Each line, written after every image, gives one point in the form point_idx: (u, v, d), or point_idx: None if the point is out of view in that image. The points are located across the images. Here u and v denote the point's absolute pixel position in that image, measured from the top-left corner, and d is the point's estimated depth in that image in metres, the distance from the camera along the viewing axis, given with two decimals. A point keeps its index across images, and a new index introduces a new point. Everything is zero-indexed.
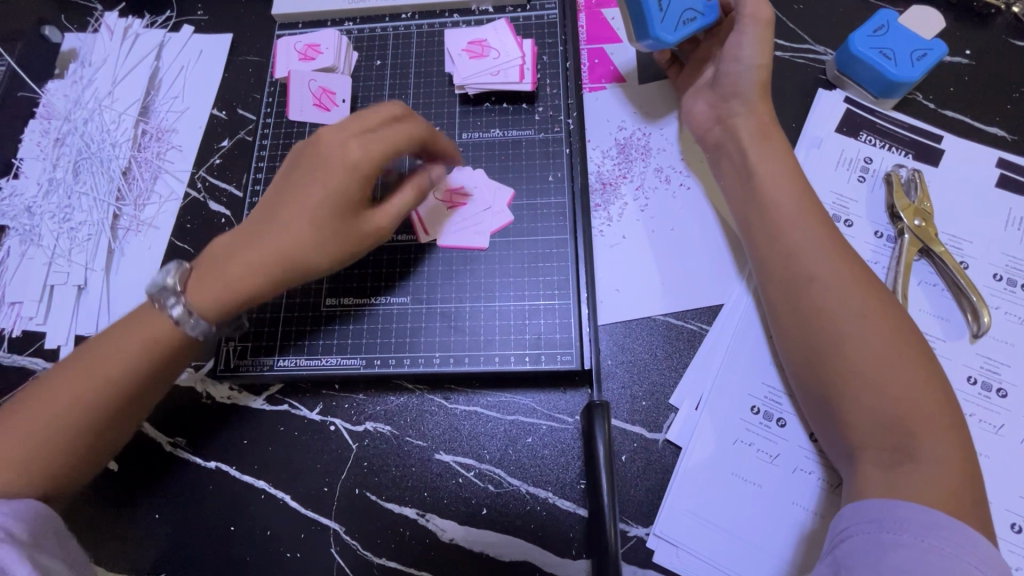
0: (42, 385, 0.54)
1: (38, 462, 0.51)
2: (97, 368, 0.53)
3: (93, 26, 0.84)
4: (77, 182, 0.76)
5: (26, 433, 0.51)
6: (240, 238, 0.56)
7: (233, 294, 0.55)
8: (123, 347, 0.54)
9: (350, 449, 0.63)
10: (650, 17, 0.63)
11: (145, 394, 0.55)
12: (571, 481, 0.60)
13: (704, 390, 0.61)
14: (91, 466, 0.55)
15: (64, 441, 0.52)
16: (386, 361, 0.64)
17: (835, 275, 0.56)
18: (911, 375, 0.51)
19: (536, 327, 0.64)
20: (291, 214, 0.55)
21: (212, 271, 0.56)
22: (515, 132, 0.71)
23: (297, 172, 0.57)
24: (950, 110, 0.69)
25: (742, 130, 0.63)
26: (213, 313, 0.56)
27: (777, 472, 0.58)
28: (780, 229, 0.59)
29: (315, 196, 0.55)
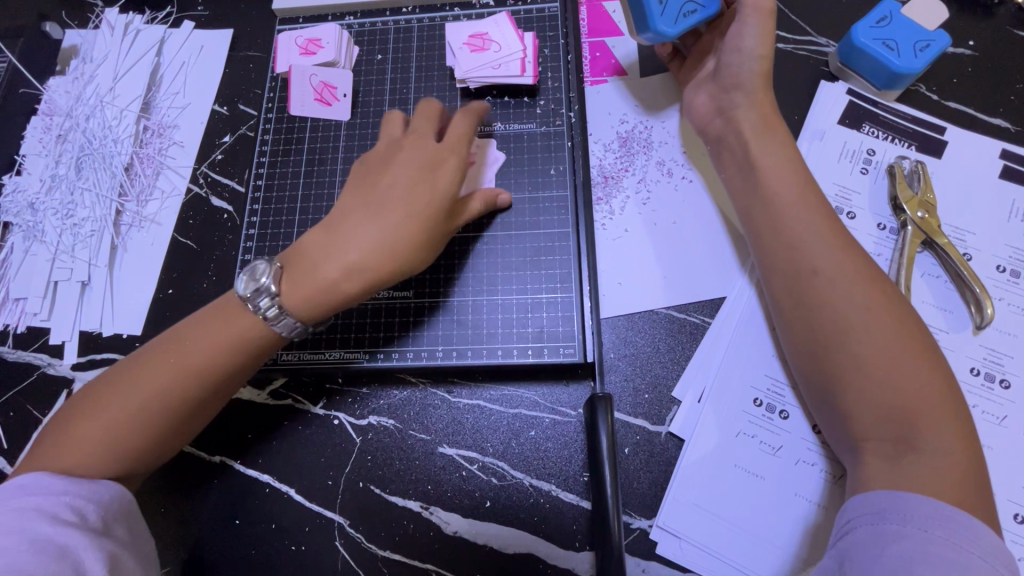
0: (128, 372, 0.54)
1: (124, 447, 0.52)
2: (181, 359, 0.54)
3: (94, 23, 0.85)
4: (79, 178, 0.76)
5: (117, 418, 0.52)
6: (327, 240, 0.57)
7: (330, 294, 0.56)
8: (214, 339, 0.55)
9: (354, 443, 0.63)
10: (650, 11, 0.63)
11: (231, 385, 0.57)
12: (575, 473, 0.60)
13: (707, 382, 0.61)
14: (173, 451, 0.56)
15: (147, 427, 0.53)
16: (389, 355, 0.65)
17: (842, 270, 0.55)
18: (919, 369, 0.51)
19: (539, 321, 0.64)
20: (380, 214, 0.57)
21: (305, 274, 0.56)
22: (517, 126, 0.71)
23: (377, 179, 0.59)
24: (952, 101, 0.69)
25: (744, 122, 0.63)
26: (310, 313, 0.56)
27: (780, 464, 0.58)
28: (785, 224, 0.58)
29: (411, 199, 0.57)
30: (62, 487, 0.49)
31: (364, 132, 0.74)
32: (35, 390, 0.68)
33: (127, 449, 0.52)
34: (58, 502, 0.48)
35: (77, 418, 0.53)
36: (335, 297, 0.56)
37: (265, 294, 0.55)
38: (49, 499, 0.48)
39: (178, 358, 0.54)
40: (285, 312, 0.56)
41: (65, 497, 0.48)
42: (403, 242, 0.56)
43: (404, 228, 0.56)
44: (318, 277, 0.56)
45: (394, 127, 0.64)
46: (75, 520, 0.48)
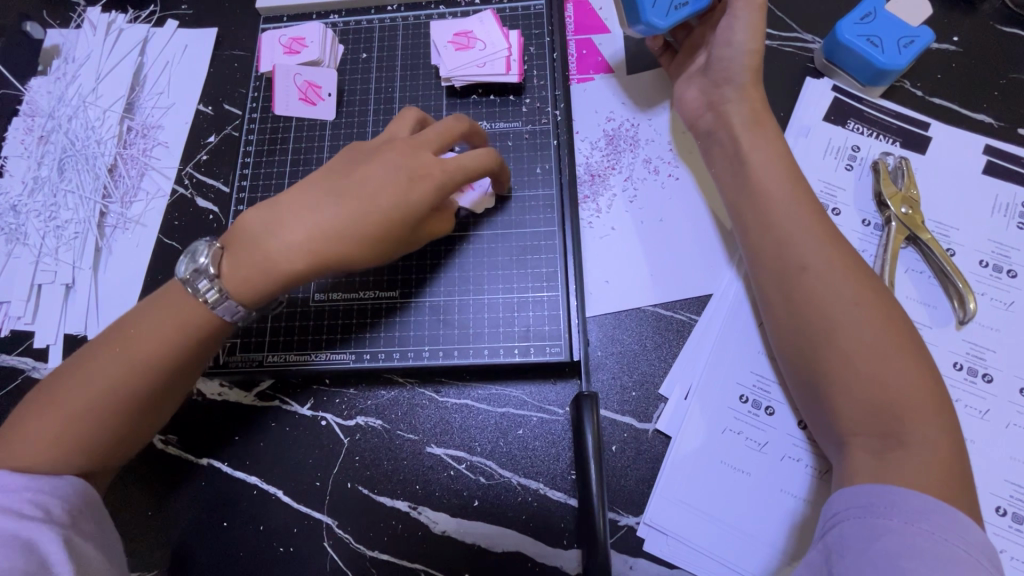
0: (71, 371, 0.53)
1: (79, 447, 0.52)
2: (130, 353, 0.53)
3: (76, 22, 0.84)
4: (62, 180, 0.75)
5: (69, 417, 0.51)
6: (277, 221, 0.53)
7: (266, 278, 0.53)
8: (158, 330, 0.54)
9: (342, 444, 0.63)
10: (641, 3, 0.63)
11: (182, 375, 0.56)
12: (562, 472, 0.60)
13: (694, 379, 0.61)
14: (132, 446, 0.55)
15: (101, 424, 0.52)
16: (375, 356, 0.64)
17: (830, 267, 0.55)
18: (906, 366, 0.51)
19: (524, 321, 0.64)
20: (337, 202, 0.53)
21: (251, 252, 0.53)
22: (503, 124, 0.70)
23: (352, 169, 0.56)
24: (937, 97, 0.69)
25: (734, 116, 0.63)
26: (249, 296, 0.54)
27: (766, 460, 0.58)
28: (774, 221, 0.59)
29: (377, 198, 0.53)
30: (22, 483, 0.48)
31: (348, 133, 0.73)
32: (19, 393, 0.68)
33: (76, 449, 0.51)
34: (21, 499, 0.48)
35: (26, 419, 0.52)
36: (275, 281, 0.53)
37: (206, 282, 0.53)
38: (10, 495, 0.48)
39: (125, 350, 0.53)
40: (224, 296, 0.54)
41: (27, 493, 0.48)
42: (358, 243, 0.53)
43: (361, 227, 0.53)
44: (261, 260, 0.53)
45: (404, 126, 0.60)
46: (40, 515, 0.48)
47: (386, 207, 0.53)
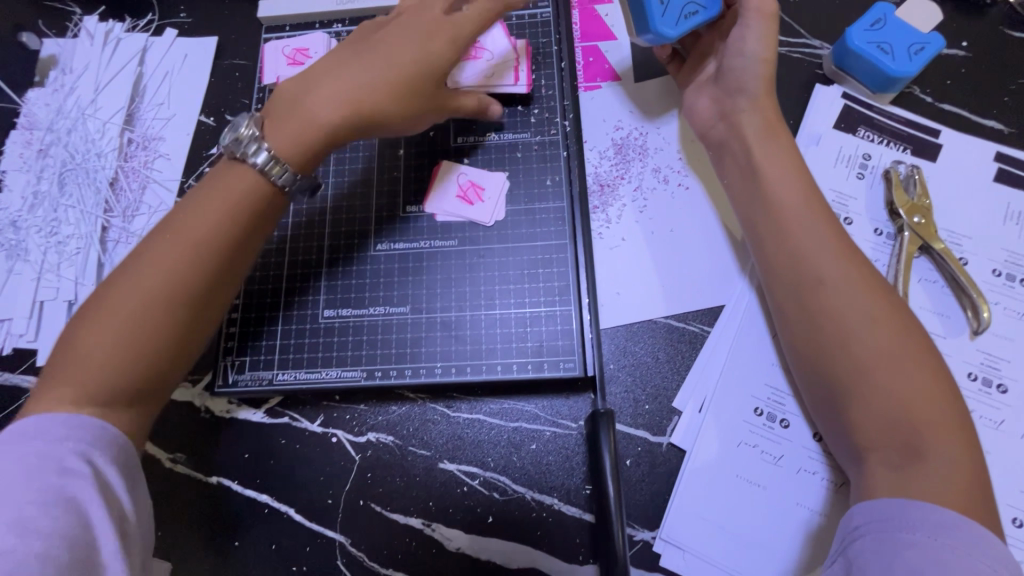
0: (122, 273, 0.53)
1: (137, 345, 0.51)
2: (181, 241, 0.54)
3: (72, 31, 0.82)
4: (62, 195, 0.74)
5: (96, 356, 0.51)
6: (314, 96, 0.58)
7: (313, 126, 0.57)
8: (195, 228, 0.54)
9: (354, 460, 0.62)
10: (651, 13, 0.62)
11: (232, 263, 0.55)
12: (576, 487, 0.60)
13: (708, 393, 0.61)
14: (189, 350, 0.55)
15: (158, 319, 0.52)
16: (387, 373, 0.62)
17: (846, 277, 0.55)
18: (922, 376, 0.51)
19: (538, 335, 0.62)
20: (364, 76, 0.58)
21: (292, 116, 0.58)
22: (511, 136, 0.68)
23: (370, 33, 0.62)
24: (947, 103, 0.69)
25: (747, 126, 0.63)
26: (294, 156, 0.57)
27: (781, 473, 0.58)
28: (787, 231, 0.58)
29: (403, 46, 0.60)
30: (64, 432, 0.48)
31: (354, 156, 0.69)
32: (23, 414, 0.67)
33: (135, 347, 0.51)
34: None
35: (84, 325, 0.52)
36: (318, 133, 0.58)
37: (256, 144, 0.56)
38: (52, 446, 0.47)
39: (136, 282, 0.52)
40: (274, 155, 0.56)
41: (71, 444, 0.47)
42: (391, 76, 0.59)
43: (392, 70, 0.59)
44: (308, 119, 0.57)
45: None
46: None
47: (411, 44, 0.60)
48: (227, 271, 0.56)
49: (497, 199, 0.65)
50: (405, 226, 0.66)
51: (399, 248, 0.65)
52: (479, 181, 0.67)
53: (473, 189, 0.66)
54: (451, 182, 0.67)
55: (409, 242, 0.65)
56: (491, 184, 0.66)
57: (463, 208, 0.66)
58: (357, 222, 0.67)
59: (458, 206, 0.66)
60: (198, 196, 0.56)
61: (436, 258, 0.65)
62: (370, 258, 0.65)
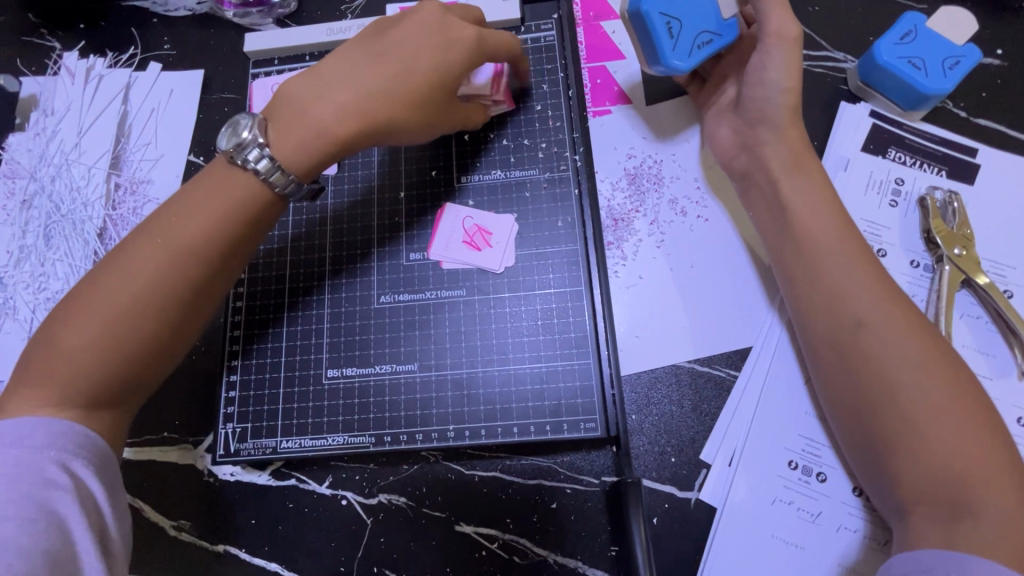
0: (110, 265, 0.50)
1: (117, 349, 0.48)
2: (171, 238, 0.49)
3: (52, 69, 0.79)
4: (49, 248, 0.71)
5: (75, 362, 0.47)
6: (322, 101, 0.52)
7: (320, 135, 0.52)
8: (186, 226, 0.50)
9: (365, 524, 0.59)
10: (661, 47, 0.58)
11: (223, 265, 0.52)
12: (601, 548, 0.57)
13: (739, 444, 0.57)
14: (171, 355, 0.51)
15: (141, 323, 0.48)
16: (396, 439, 0.59)
17: (889, 320, 0.51)
18: (973, 427, 0.47)
19: (556, 393, 0.58)
20: (376, 77, 0.53)
21: (297, 120, 0.52)
22: (519, 173, 0.64)
23: (385, 30, 0.56)
24: (984, 119, 0.64)
25: (772, 160, 0.59)
26: (298, 164, 0.52)
27: (818, 531, 0.55)
28: (826, 266, 0.54)
29: (422, 49, 0.54)
30: (45, 440, 0.45)
31: (354, 188, 0.65)
32: None
33: (114, 350, 0.48)
34: None
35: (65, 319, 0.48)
36: (325, 144, 0.52)
37: (257, 150, 0.51)
38: (33, 454, 0.44)
39: (120, 285, 0.48)
40: (278, 166, 0.51)
41: (51, 452, 0.45)
42: (408, 84, 0.53)
43: (410, 77, 0.53)
44: (313, 127, 0.52)
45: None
46: None
47: (431, 48, 0.54)
48: (220, 278, 0.52)
49: (506, 245, 0.62)
50: (411, 272, 0.62)
51: (405, 299, 0.62)
52: (487, 225, 0.63)
53: (482, 235, 0.62)
54: (457, 226, 0.63)
55: (415, 292, 0.62)
56: (501, 229, 0.62)
57: (471, 255, 0.62)
58: (357, 271, 0.63)
59: (467, 254, 0.62)
60: (192, 192, 0.51)
61: (443, 310, 0.61)
62: (376, 310, 0.62)
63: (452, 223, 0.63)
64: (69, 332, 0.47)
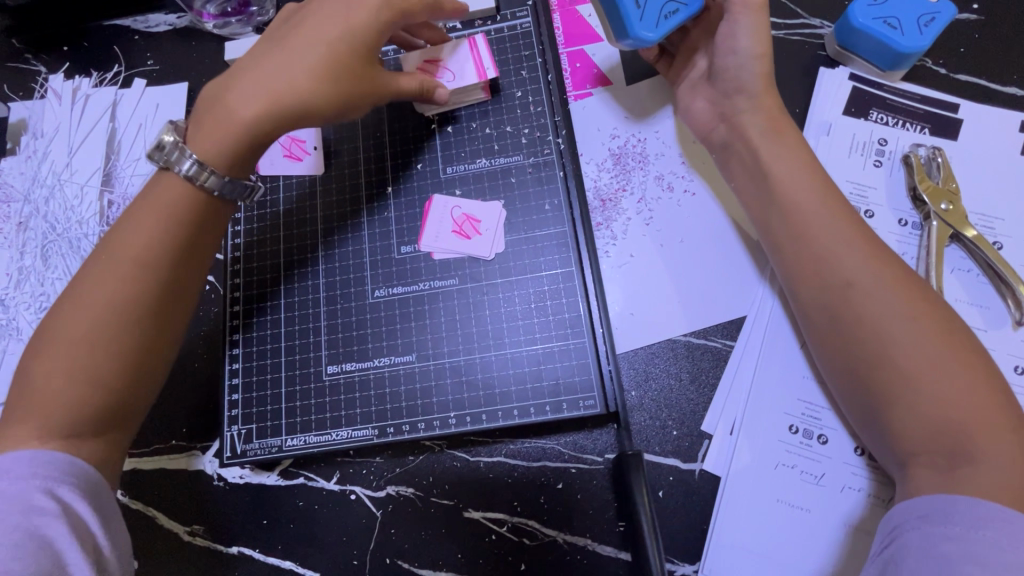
0: (72, 296, 0.52)
1: (93, 371, 0.50)
2: (122, 255, 0.51)
3: (39, 92, 0.80)
4: (48, 267, 0.72)
5: (52, 389, 0.49)
6: (234, 91, 0.54)
7: (234, 122, 0.53)
8: (137, 239, 0.52)
9: (376, 517, 0.60)
10: (628, 17, 0.59)
11: (180, 269, 0.53)
12: (609, 524, 0.57)
13: (739, 413, 0.58)
14: (152, 370, 0.53)
15: (115, 341, 0.50)
16: (400, 429, 0.59)
17: (875, 278, 0.51)
18: (965, 375, 0.47)
19: (554, 372, 0.59)
20: (288, 60, 0.54)
21: (215, 112, 0.54)
22: (503, 160, 0.64)
23: (297, 20, 0.58)
24: (963, 74, 0.64)
25: (751, 128, 0.59)
26: (221, 156, 0.53)
27: (823, 493, 0.55)
28: (808, 233, 0.55)
29: (323, 27, 0.55)
30: (30, 470, 0.46)
31: (341, 186, 0.66)
32: None
33: (90, 373, 0.49)
34: None
35: (42, 353, 0.50)
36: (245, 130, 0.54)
37: (178, 153, 0.53)
38: (18, 484, 0.45)
39: (83, 310, 0.50)
40: (199, 163, 0.53)
41: (37, 481, 0.46)
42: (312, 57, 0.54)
43: (313, 53, 0.54)
44: (228, 116, 0.53)
45: None
46: None
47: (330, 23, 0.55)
48: (179, 285, 0.53)
49: (496, 231, 0.62)
50: (402, 266, 0.63)
51: (399, 293, 0.62)
52: (476, 214, 0.63)
53: (471, 223, 0.63)
54: (446, 216, 0.63)
55: (408, 285, 0.62)
56: (489, 217, 0.63)
57: (461, 243, 0.62)
58: (349, 268, 0.64)
59: (457, 243, 0.62)
60: (135, 210, 0.53)
61: (437, 301, 0.62)
62: (370, 305, 0.62)
63: (441, 213, 0.64)
64: (47, 363, 0.50)
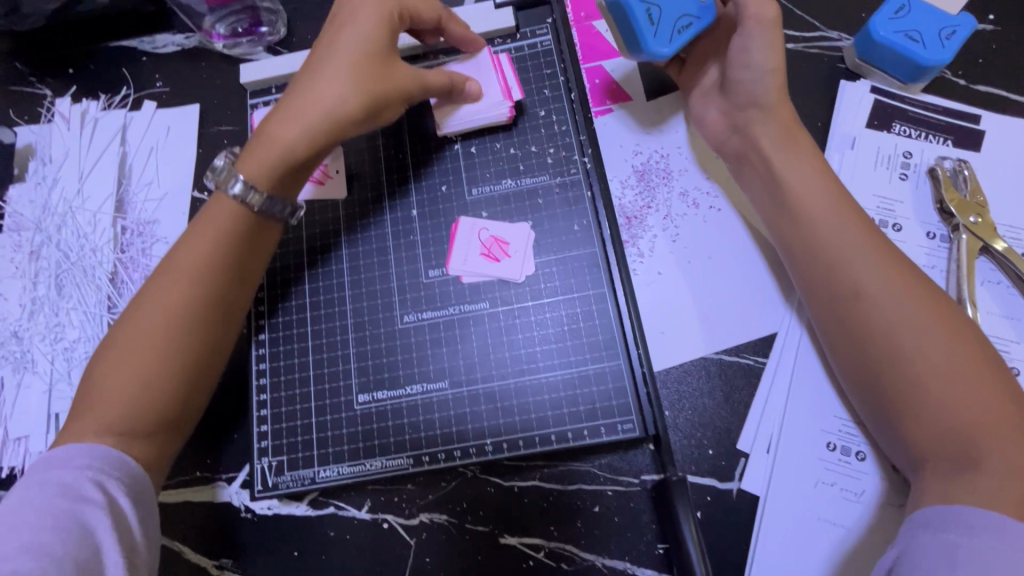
0: (130, 312, 0.53)
1: (149, 379, 0.51)
2: (179, 274, 0.53)
3: (45, 117, 0.78)
4: (62, 297, 0.70)
5: (113, 391, 0.50)
6: (272, 119, 0.56)
7: (277, 148, 0.55)
8: (191, 260, 0.54)
9: (409, 546, 0.59)
10: (641, 32, 0.58)
11: (233, 285, 0.55)
12: (649, 547, 0.56)
13: (775, 431, 0.58)
14: (201, 379, 0.54)
15: (168, 351, 0.51)
16: (435, 457, 0.59)
17: (886, 284, 0.51)
18: (976, 382, 0.47)
19: (590, 396, 0.58)
20: (319, 82, 0.56)
21: (259, 143, 0.56)
22: (529, 180, 0.64)
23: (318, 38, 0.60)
24: (983, 85, 0.65)
25: (763, 137, 0.59)
26: (268, 181, 0.55)
27: (864, 510, 0.55)
28: (823, 237, 0.54)
29: (346, 39, 0.56)
30: (85, 459, 0.47)
31: (365, 210, 0.65)
32: None
33: (145, 381, 0.50)
34: None
35: (101, 363, 0.52)
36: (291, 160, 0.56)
37: (229, 174, 0.55)
38: (73, 473, 0.46)
39: (141, 324, 0.52)
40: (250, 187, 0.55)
41: (88, 471, 0.46)
42: (338, 73, 0.56)
43: (338, 68, 0.56)
44: (271, 142, 0.55)
45: None
46: None
47: (351, 35, 0.56)
48: (230, 302, 0.55)
49: (525, 253, 0.62)
50: (430, 289, 0.62)
51: (428, 318, 0.62)
52: (503, 236, 0.62)
53: (498, 245, 0.62)
54: (472, 238, 0.63)
55: (437, 309, 0.62)
56: (517, 240, 0.62)
57: (489, 265, 0.62)
58: (377, 293, 0.63)
59: (484, 265, 0.62)
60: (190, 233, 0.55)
61: (468, 324, 0.61)
62: (400, 330, 0.62)
63: (467, 235, 0.63)
64: (106, 374, 0.51)
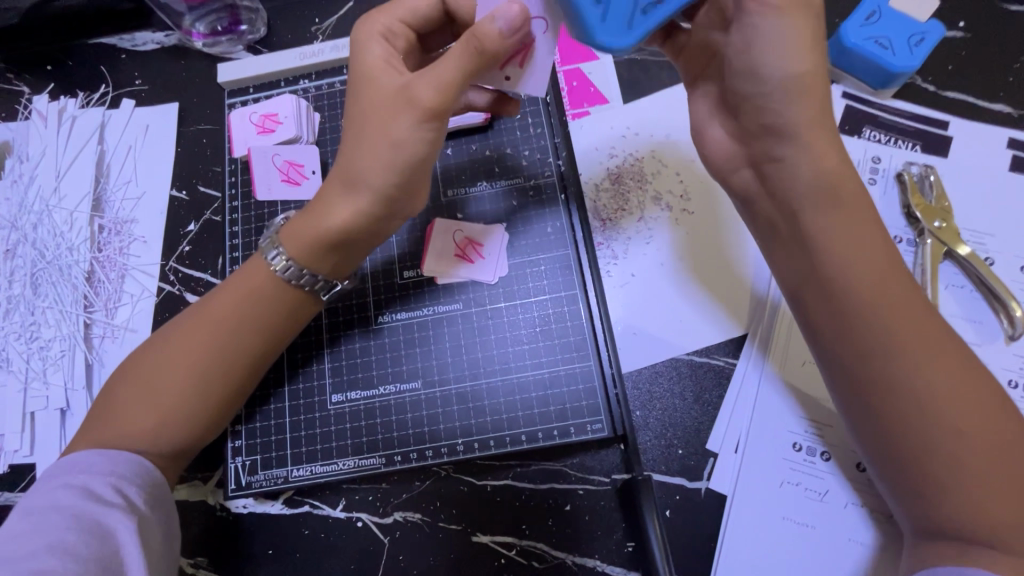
0: (157, 347, 0.53)
1: (169, 412, 0.51)
2: (208, 322, 0.52)
3: (23, 114, 0.78)
4: (37, 296, 0.70)
5: (134, 417, 0.50)
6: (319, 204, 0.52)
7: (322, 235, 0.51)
8: (220, 312, 0.53)
9: (382, 543, 0.59)
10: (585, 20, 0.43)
11: (261, 340, 0.54)
12: (618, 545, 0.57)
13: (743, 431, 0.59)
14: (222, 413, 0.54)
15: (189, 391, 0.51)
16: (407, 457, 0.59)
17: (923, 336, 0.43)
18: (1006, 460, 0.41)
19: (560, 398, 0.59)
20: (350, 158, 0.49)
21: (306, 227, 0.52)
22: (504, 183, 0.65)
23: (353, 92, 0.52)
24: (951, 91, 0.66)
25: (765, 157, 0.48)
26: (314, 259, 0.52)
27: (828, 508, 0.56)
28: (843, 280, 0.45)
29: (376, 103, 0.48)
30: (109, 467, 0.47)
31: None
32: None
33: (163, 414, 0.50)
34: None
35: (123, 385, 0.52)
36: (339, 246, 0.52)
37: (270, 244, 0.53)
38: (96, 477, 0.47)
39: (166, 363, 0.51)
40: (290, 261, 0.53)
41: (108, 478, 0.47)
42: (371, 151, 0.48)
43: (369, 142, 0.48)
44: (316, 226, 0.51)
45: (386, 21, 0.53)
46: None
47: (381, 99, 0.48)
48: (258, 355, 0.54)
49: (498, 257, 0.62)
50: (405, 291, 0.63)
51: (403, 318, 0.62)
52: (479, 239, 0.63)
53: (474, 248, 0.63)
54: (448, 238, 0.63)
55: (412, 310, 0.62)
56: (492, 243, 0.63)
57: (464, 267, 0.62)
58: (354, 296, 0.63)
59: (458, 268, 0.62)
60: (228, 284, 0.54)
61: (441, 325, 0.62)
62: (374, 331, 0.62)
63: (443, 236, 0.63)
64: (128, 402, 0.51)
